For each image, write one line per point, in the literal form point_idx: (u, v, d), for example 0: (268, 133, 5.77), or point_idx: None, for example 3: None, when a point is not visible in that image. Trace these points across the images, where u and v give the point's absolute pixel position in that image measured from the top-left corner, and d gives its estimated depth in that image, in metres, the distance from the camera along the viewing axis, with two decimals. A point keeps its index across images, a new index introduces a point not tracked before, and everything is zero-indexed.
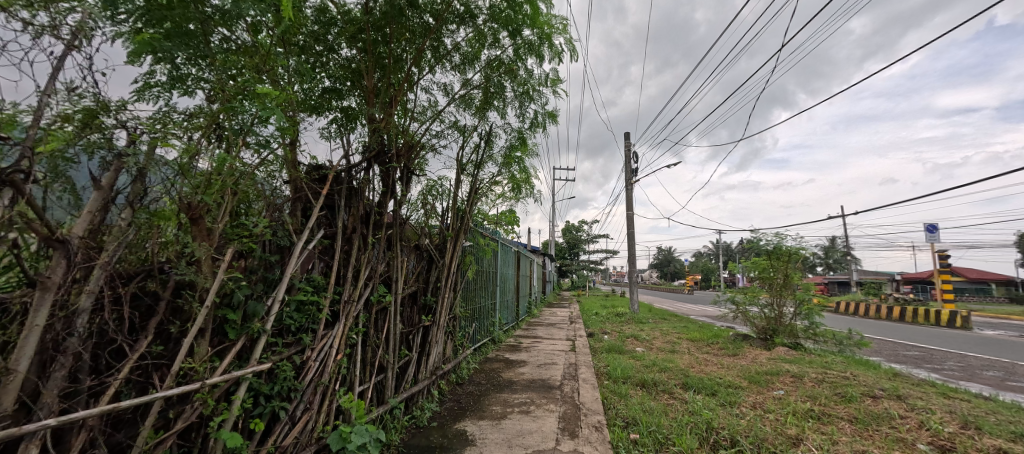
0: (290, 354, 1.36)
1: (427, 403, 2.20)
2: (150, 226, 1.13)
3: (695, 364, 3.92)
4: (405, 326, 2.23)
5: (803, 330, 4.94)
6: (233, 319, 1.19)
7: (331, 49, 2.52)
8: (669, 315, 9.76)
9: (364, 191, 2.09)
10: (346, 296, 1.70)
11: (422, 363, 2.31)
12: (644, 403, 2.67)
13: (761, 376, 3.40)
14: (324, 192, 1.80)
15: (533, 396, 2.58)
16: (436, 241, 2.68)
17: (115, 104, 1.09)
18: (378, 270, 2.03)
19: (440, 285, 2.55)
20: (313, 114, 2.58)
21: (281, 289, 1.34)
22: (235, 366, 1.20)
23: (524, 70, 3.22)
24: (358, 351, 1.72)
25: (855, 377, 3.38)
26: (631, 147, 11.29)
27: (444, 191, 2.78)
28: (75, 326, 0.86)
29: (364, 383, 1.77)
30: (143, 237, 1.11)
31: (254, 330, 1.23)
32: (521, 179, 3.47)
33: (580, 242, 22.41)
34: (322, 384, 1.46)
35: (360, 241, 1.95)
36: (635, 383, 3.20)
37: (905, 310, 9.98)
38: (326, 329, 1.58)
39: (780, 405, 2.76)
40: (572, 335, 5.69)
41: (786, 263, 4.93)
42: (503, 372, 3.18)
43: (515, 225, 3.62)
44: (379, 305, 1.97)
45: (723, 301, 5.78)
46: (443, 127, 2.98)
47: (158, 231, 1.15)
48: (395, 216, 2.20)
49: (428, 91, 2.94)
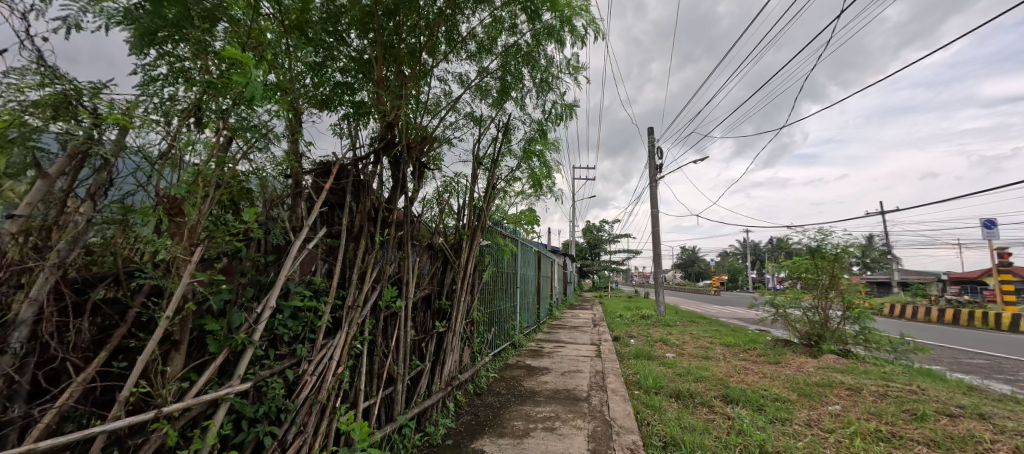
0: (281, 368, 1.22)
1: (442, 418, 2.01)
2: (121, 225, 0.98)
3: (735, 373, 3.58)
4: (418, 333, 2.05)
5: (853, 335, 4.48)
6: (215, 329, 1.07)
7: (342, 40, 2.39)
8: (698, 318, 9.25)
9: (372, 185, 1.94)
10: (348, 301, 1.55)
11: (437, 374, 2.12)
12: (683, 419, 2.39)
13: (813, 388, 3.03)
14: (326, 187, 1.66)
15: (558, 409, 2.35)
16: (452, 240, 2.49)
17: (89, 86, 0.96)
18: (388, 271, 1.87)
19: (456, 288, 2.36)
20: (325, 109, 2.50)
21: (272, 294, 1.20)
22: (214, 385, 1.06)
23: (545, 57, 2.99)
24: (363, 362, 1.55)
25: (923, 391, 2.90)
26: (655, 142, 10.81)
27: (459, 187, 2.60)
28: (8, 343, 0.75)
29: (370, 398, 1.60)
30: (112, 238, 0.96)
31: (238, 341, 1.09)
32: (541, 174, 3.25)
33: (600, 242, 21.94)
34: (319, 402, 1.30)
35: (367, 240, 1.79)
36: (669, 395, 2.92)
37: (960, 313, 9.17)
38: (326, 339, 1.43)
39: (840, 423, 2.40)
40: (596, 338, 5.43)
41: (831, 262, 4.51)
42: (525, 380, 2.96)
43: (536, 224, 3.40)
44: (389, 310, 1.81)
45: (760, 304, 5.36)
46: (458, 119, 2.80)
47: (128, 230, 0.99)
48: (405, 213, 2.03)
49: (443, 81, 2.76)
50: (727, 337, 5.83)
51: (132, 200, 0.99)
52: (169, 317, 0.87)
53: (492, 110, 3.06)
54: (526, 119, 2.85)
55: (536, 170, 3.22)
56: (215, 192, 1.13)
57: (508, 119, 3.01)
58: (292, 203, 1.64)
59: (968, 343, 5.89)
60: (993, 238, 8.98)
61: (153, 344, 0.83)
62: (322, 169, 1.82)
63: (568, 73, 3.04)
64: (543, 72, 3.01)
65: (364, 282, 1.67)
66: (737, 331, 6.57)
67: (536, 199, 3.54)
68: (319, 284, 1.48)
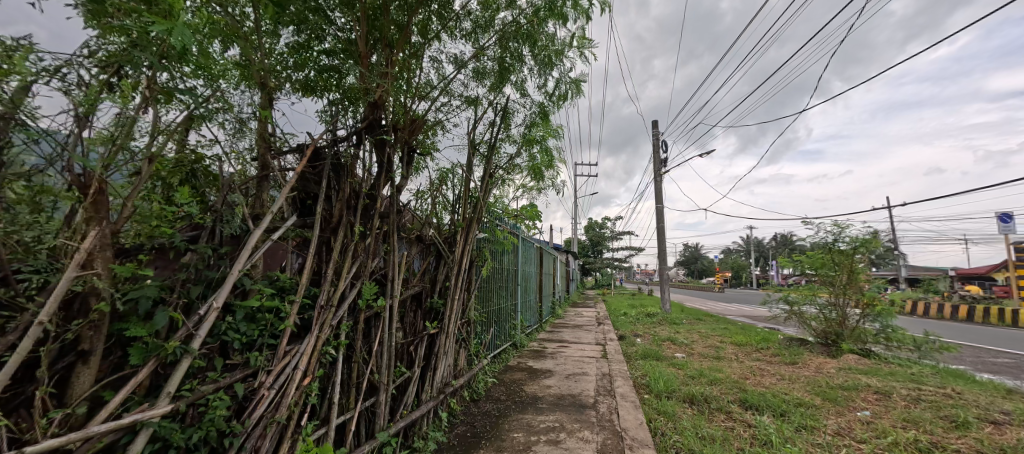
0: (229, 382, 1.03)
1: (433, 431, 1.80)
2: (35, 203, 0.89)
3: (750, 375, 3.35)
4: (405, 336, 1.85)
5: (874, 334, 4.24)
6: (140, 336, 0.91)
7: (327, 19, 2.16)
8: (706, 316, 9.01)
9: (352, 168, 1.74)
10: (321, 300, 1.36)
11: (427, 380, 1.91)
12: (700, 428, 2.17)
13: (837, 392, 2.79)
14: (295, 170, 1.46)
15: (563, 418, 2.14)
16: (445, 233, 2.27)
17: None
18: (370, 266, 1.67)
19: (450, 285, 2.14)
20: (311, 95, 2.29)
21: (219, 293, 1.03)
22: (135, 405, 0.88)
23: (546, 35, 2.75)
24: (339, 371, 1.36)
25: (960, 395, 2.60)
26: (660, 135, 10.48)
27: (452, 176, 2.41)
28: None
29: (346, 412, 1.40)
30: (30, 216, 0.88)
31: (168, 351, 0.92)
32: (542, 162, 3.02)
33: (603, 240, 21.65)
34: (278, 422, 1.10)
35: (346, 230, 1.59)
36: (682, 399, 2.70)
37: (974, 310, 8.90)
38: (292, 345, 1.25)
39: (874, 432, 2.17)
40: (601, 338, 5.20)
41: (849, 257, 4.28)
42: (526, 385, 2.76)
43: (538, 219, 3.17)
44: (371, 310, 1.60)
45: (773, 301, 5.12)
46: (452, 103, 2.58)
47: (45, 207, 0.90)
48: (391, 201, 1.82)
49: (437, 61, 2.53)
50: (737, 335, 5.60)
51: (48, 180, 0.90)
52: (42, 322, 0.71)
53: (490, 93, 2.83)
54: (526, 102, 2.63)
55: (537, 158, 2.99)
56: (145, 165, 1.03)
57: (506, 101, 2.79)
58: (255, 187, 1.46)
59: (992, 341, 5.56)
60: (1009, 232, 8.65)
61: (17, 360, 0.67)
62: (296, 153, 1.62)
63: (572, 52, 2.79)
64: (544, 50, 2.77)
65: (341, 276, 1.46)
66: (747, 330, 6.32)
67: (537, 192, 3.32)
68: (284, 282, 1.29)
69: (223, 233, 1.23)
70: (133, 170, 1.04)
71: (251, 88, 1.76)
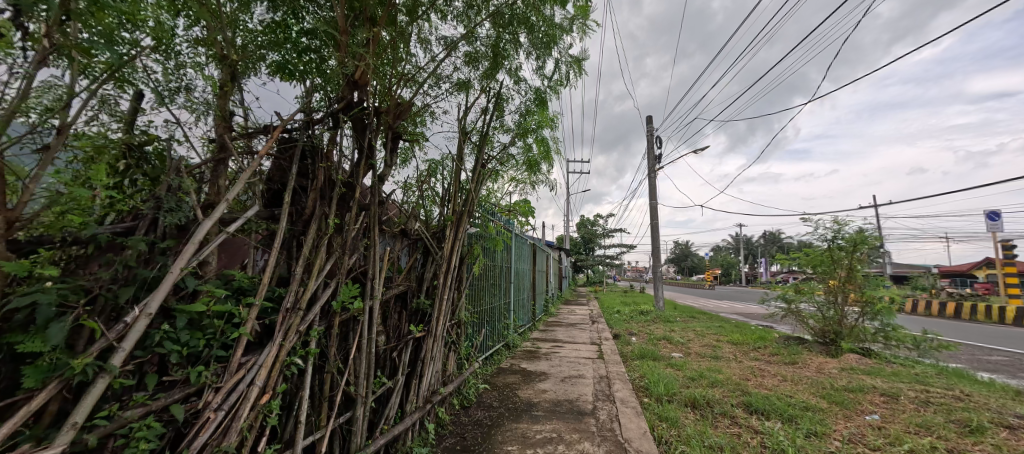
0: (163, 404, 0.85)
1: (418, 446, 1.62)
2: None
3: (751, 376, 3.25)
4: (388, 340, 1.67)
5: (872, 332, 4.18)
6: (39, 352, 0.72)
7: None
8: (699, 313, 8.97)
9: (327, 153, 1.55)
10: (287, 303, 1.17)
11: (412, 389, 1.73)
12: (706, 436, 2.04)
13: (843, 394, 2.69)
14: (260, 152, 1.27)
15: (560, 427, 1.98)
16: (433, 227, 2.09)
17: None
18: (348, 263, 1.48)
19: (439, 284, 1.96)
20: (287, 79, 2.02)
21: (153, 297, 0.85)
22: (29, 440, 0.69)
23: (544, 15, 2.53)
24: (307, 384, 1.18)
25: (969, 397, 2.52)
26: (654, 131, 10.35)
27: (441, 166, 2.23)
28: None
29: (315, 431, 1.22)
30: None
31: (77, 370, 0.73)
32: (538, 153, 2.85)
33: (597, 237, 21.58)
34: (226, 450, 0.92)
35: (319, 222, 1.40)
36: (684, 403, 2.58)
37: (962, 307, 9.01)
38: (249, 355, 1.06)
39: (887, 438, 2.06)
40: (596, 337, 5.07)
41: (851, 253, 4.20)
42: (520, 389, 2.60)
43: (532, 215, 3.00)
44: (346, 313, 1.41)
45: (770, 299, 5.04)
46: (442, 88, 2.39)
47: None
48: (372, 191, 1.63)
49: (425, 43, 2.33)
50: (733, 334, 5.53)
51: None
52: None
53: (483, 79, 2.63)
54: (522, 89, 2.45)
55: (532, 149, 2.82)
56: (56, 137, 0.85)
57: (500, 88, 2.61)
58: (211, 171, 1.26)
59: (983, 339, 5.59)
60: (997, 230, 8.76)
61: None
62: (263, 135, 1.44)
63: (571, 36, 2.60)
64: (541, 33, 2.57)
65: (312, 274, 1.28)
66: (743, 328, 6.25)
67: (531, 186, 3.15)
68: (241, 282, 1.10)
69: (164, 223, 1.03)
70: (41, 144, 0.85)
71: (212, 64, 1.55)
